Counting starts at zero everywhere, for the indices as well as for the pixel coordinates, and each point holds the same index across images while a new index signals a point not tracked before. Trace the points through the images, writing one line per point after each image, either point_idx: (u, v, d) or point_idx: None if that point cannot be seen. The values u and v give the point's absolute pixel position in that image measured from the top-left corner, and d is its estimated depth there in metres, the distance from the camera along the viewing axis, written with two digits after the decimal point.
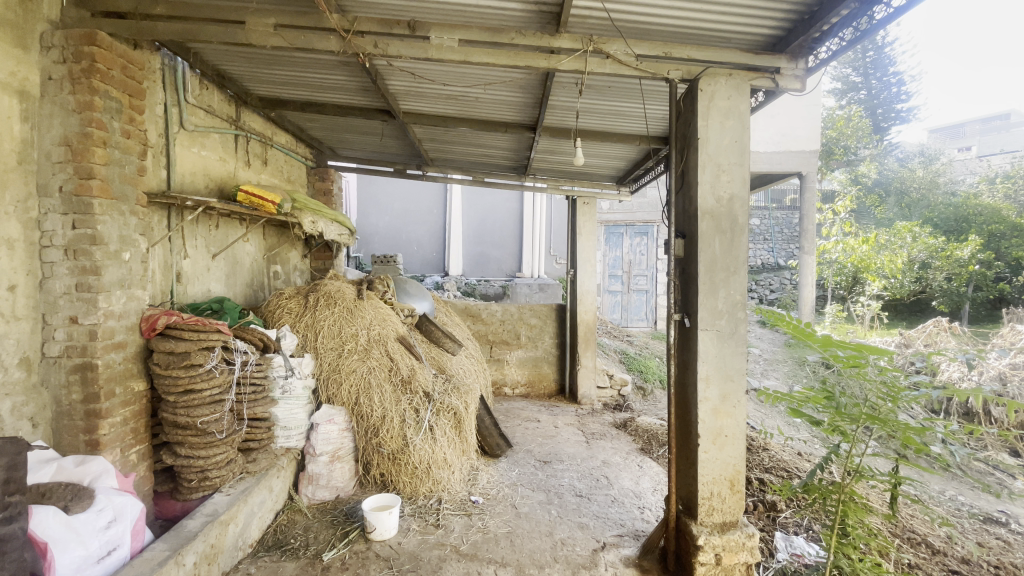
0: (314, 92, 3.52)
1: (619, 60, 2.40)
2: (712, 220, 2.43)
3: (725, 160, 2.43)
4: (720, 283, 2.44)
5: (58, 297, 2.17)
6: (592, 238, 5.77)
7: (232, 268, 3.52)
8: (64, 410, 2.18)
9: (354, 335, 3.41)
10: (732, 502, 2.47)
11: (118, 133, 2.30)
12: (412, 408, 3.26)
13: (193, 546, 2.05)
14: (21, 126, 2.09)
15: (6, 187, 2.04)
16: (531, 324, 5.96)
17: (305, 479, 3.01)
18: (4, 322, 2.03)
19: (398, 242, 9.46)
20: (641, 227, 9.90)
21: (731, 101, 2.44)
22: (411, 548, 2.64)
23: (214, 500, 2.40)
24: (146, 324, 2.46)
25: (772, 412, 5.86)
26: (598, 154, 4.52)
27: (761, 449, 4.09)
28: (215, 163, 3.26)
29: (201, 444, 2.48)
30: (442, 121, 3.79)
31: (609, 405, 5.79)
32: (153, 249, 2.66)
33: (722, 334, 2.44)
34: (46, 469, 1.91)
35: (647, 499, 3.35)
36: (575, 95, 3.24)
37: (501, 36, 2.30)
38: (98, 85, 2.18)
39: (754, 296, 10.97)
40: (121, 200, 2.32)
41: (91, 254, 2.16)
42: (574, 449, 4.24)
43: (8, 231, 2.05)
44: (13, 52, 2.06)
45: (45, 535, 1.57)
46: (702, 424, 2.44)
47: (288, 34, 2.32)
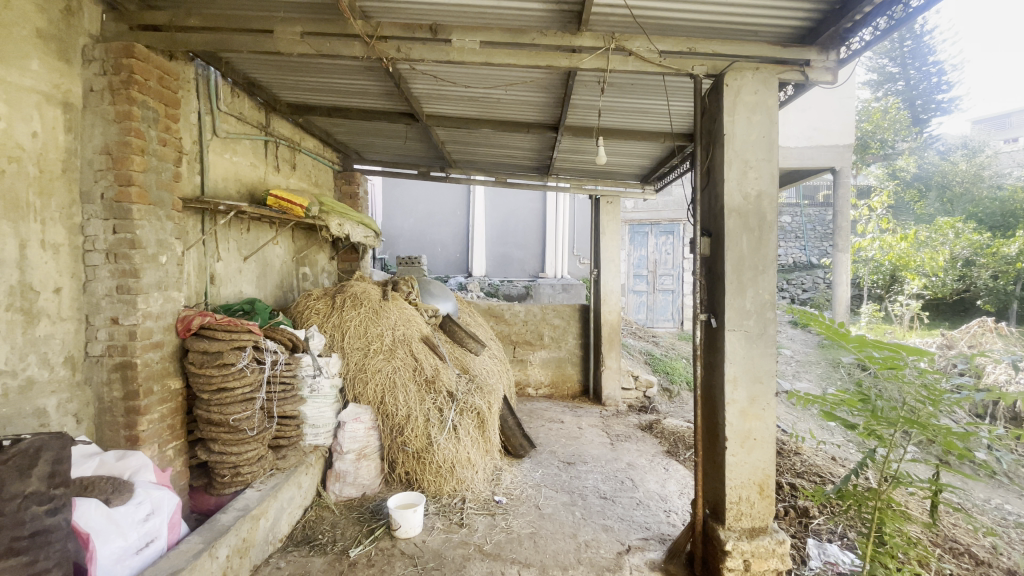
0: (339, 98, 3.59)
1: (641, 56, 2.37)
2: (740, 218, 2.38)
3: (752, 156, 2.38)
4: (747, 282, 2.38)
5: (100, 299, 2.28)
6: (616, 237, 5.70)
7: (263, 270, 3.63)
8: (107, 406, 2.29)
9: (379, 335, 3.46)
10: (761, 507, 2.41)
11: (154, 141, 2.41)
12: (436, 408, 3.29)
13: (225, 540, 2.12)
14: (65, 137, 2.19)
15: (52, 195, 2.14)
16: (554, 325, 5.94)
17: (333, 477, 3.08)
18: (51, 322, 2.13)
19: (422, 244, 9.57)
20: (666, 225, 9.74)
21: (758, 96, 2.39)
22: (435, 546, 2.67)
23: (245, 494, 2.48)
24: (182, 324, 2.55)
25: (805, 414, 5.67)
26: (621, 152, 4.48)
27: (793, 453, 3.96)
28: (247, 168, 3.36)
29: (233, 441, 2.56)
30: (465, 123, 3.80)
31: (634, 407, 5.72)
32: (188, 252, 2.76)
33: (750, 335, 2.39)
34: (89, 463, 2.02)
35: (673, 503, 3.29)
36: (597, 94, 3.22)
37: (523, 37, 2.30)
38: (136, 95, 2.28)
39: (786, 295, 10.65)
40: (158, 205, 2.42)
41: (130, 258, 2.26)
42: (597, 451, 4.20)
43: (54, 237, 2.15)
44: (57, 66, 2.15)
45: (88, 526, 1.67)
46: (730, 427, 2.38)
47: (314, 42, 2.37)
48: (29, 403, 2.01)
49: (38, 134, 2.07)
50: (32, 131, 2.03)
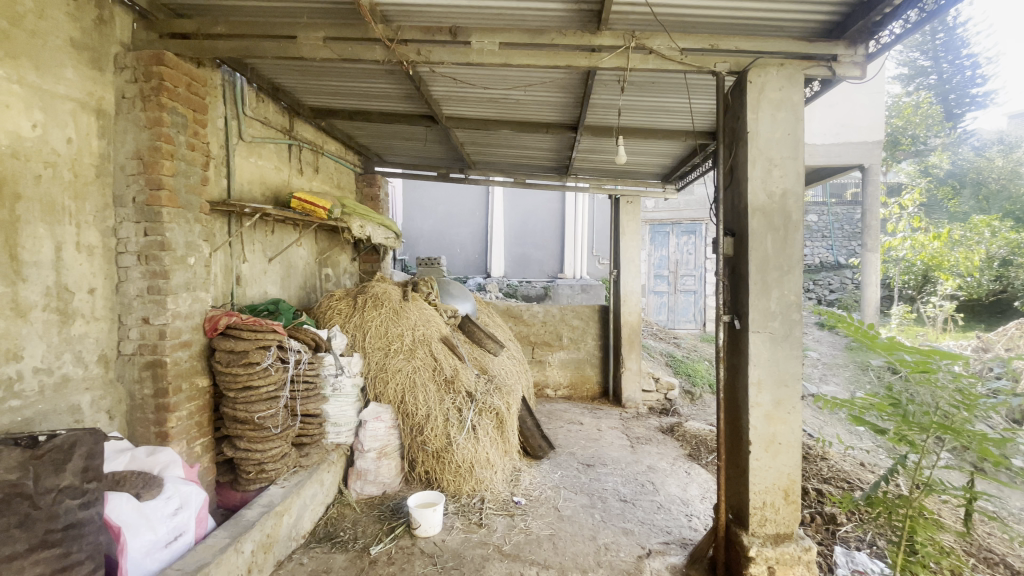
0: (361, 102, 3.64)
1: (662, 55, 2.34)
2: (764, 218, 2.33)
3: (777, 154, 2.33)
4: (772, 283, 2.33)
5: (132, 299, 2.35)
6: (636, 237, 5.64)
7: (288, 271, 3.70)
8: (138, 403, 2.37)
9: (399, 335, 3.50)
10: (786, 513, 2.36)
11: (183, 146, 2.48)
12: (455, 408, 3.30)
13: (250, 535, 2.17)
14: (99, 143, 2.27)
15: (86, 199, 2.21)
16: (574, 326, 5.91)
17: (354, 474, 3.12)
18: (85, 322, 2.20)
19: (442, 244, 9.63)
20: (688, 225, 9.60)
21: (783, 93, 2.34)
22: (454, 545, 2.68)
23: (270, 491, 2.54)
24: (209, 324, 2.62)
25: (832, 418, 5.51)
26: (641, 151, 4.43)
27: (819, 458, 3.86)
28: (271, 171, 3.43)
29: (258, 438, 2.62)
30: (484, 124, 3.81)
31: (655, 409, 5.64)
32: (215, 254, 2.83)
33: (775, 337, 2.34)
34: (120, 458, 2.09)
35: (695, 507, 3.24)
36: (617, 93, 3.19)
37: (541, 38, 2.30)
38: (166, 102, 2.36)
39: (812, 296, 10.38)
40: (186, 209, 2.50)
41: (160, 259, 2.34)
42: (617, 453, 4.16)
43: (88, 240, 2.22)
44: (92, 74, 2.23)
45: (118, 520, 1.73)
46: (754, 430, 2.33)
47: (336, 46, 2.40)
48: (64, 400, 2.09)
49: (73, 140, 2.14)
50: (67, 137, 2.11)
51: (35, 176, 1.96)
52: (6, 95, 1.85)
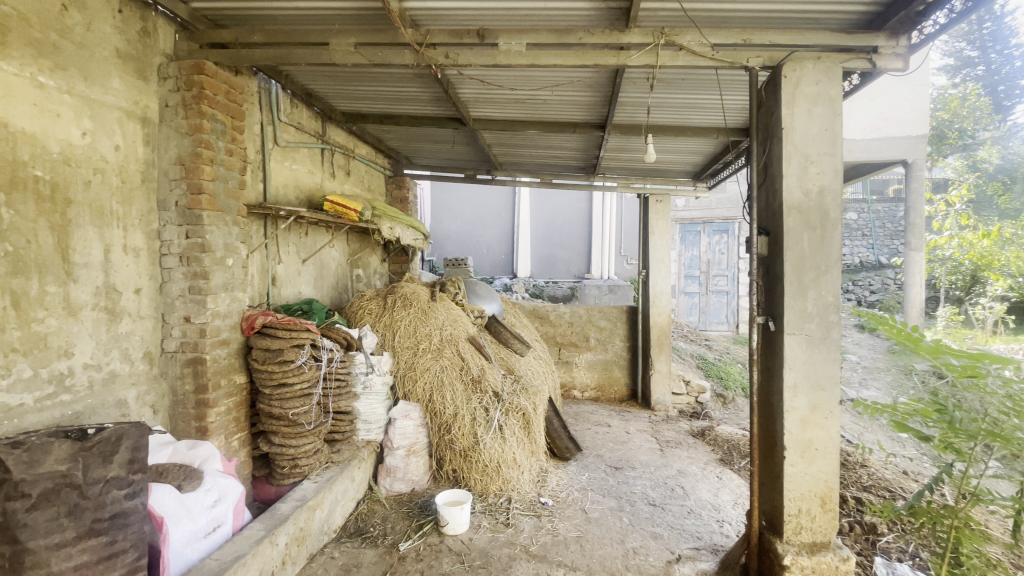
0: (390, 106, 3.71)
1: (692, 51, 2.30)
2: (800, 216, 2.26)
3: (814, 151, 2.26)
4: (809, 283, 2.26)
5: (174, 299, 2.46)
6: (665, 237, 5.54)
7: (320, 272, 3.79)
8: (180, 399, 2.47)
9: (427, 335, 3.54)
10: (824, 522, 2.29)
11: (222, 152, 2.58)
12: (482, 407, 3.32)
13: (284, 528, 2.24)
14: (144, 149, 2.37)
15: (132, 203, 2.32)
16: (601, 327, 5.87)
17: (384, 471, 3.18)
18: (131, 320, 2.31)
19: (469, 245, 9.70)
20: (720, 224, 9.37)
21: (820, 87, 2.26)
22: (481, 544, 2.70)
23: (303, 486, 2.61)
24: (247, 323, 2.72)
25: (872, 424, 5.29)
26: (671, 149, 4.36)
27: (859, 465, 3.71)
28: (305, 175, 3.53)
29: (292, 434, 2.70)
30: (511, 125, 3.83)
31: (685, 412, 5.54)
32: (252, 255, 2.93)
33: (812, 339, 2.26)
34: (163, 451, 2.19)
35: (727, 513, 3.16)
36: (647, 90, 3.15)
37: (569, 37, 2.30)
38: (206, 109, 2.45)
39: (851, 297, 9.99)
40: (225, 212, 2.60)
41: (201, 261, 2.43)
42: (646, 457, 4.10)
43: (134, 242, 2.33)
44: (137, 84, 2.33)
45: (161, 510, 1.81)
46: (789, 435, 2.26)
47: (367, 52, 2.45)
48: (112, 395, 2.19)
49: (120, 148, 2.25)
50: (115, 144, 2.21)
51: (85, 182, 2.07)
52: (59, 105, 1.95)
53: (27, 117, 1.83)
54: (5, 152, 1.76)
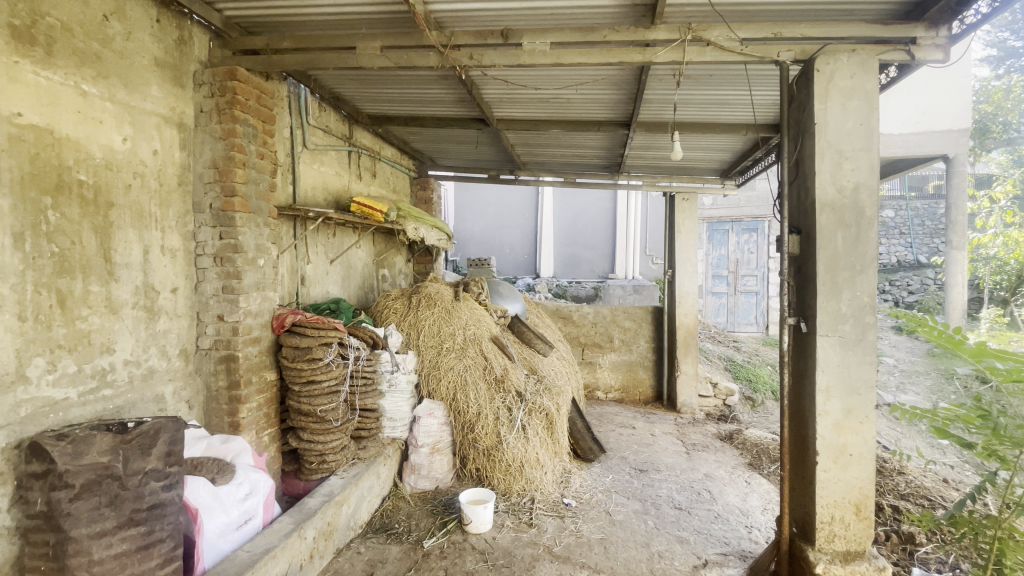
0: (415, 108, 3.75)
1: (720, 46, 2.25)
2: (833, 214, 2.19)
3: (848, 146, 2.20)
4: (843, 283, 2.19)
5: (209, 298, 2.54)
6: (692, 236, 5.44)
7: (347, 272, 3.86)
8: (214, 395, 2.55)
9: (451, 334, 3.57)
10: (858, 530, 2.21)
11: (254, 155, 2.66)
12: (505, 407, 3.32)
13: (312, 522, 2.29)
14: (181, 153, 2.46)
15: (170, 206, 2.41)
16: (625, 327, 5.81)
17: (408, 469, 3.23)
18: (168, 318, 2.39)
19: (492, 246, 9.73)
20: (749, 222, 9.14)
21: (855, 80, 2.19)
22: (504, 543, 2.70)
23: (330, 481, 2.66)
24: (277, 322, 2.79)
25: (910, 430, 5.08)
26: (698, 147, 4.28)
27: (896, 472, 3.57)
28: (332, 177, 3.61)
29: (320, 430, 2.76)
30: (535, 125, 3.82)
31: (712, 415, 5.43)
32: (282, 255, 3.01)
33: (846, 341, 2.19)
34: (198, 445, 2.26)
35: (756, 518, 3.08)
36: (673, 87, 3.10)
37: (594, 35, 2.29)
38: (238, 114, 2.53)
39: (887, 298, 9.62)
40: (257, 213, 2.67)
41: (234, 261, 2.51)
42: (672, 460, 4.03)
43: (172, 243, 2.42)
44: (174, 91, 2.42)
45: (196, 502, 1.88)
46: (821, 440, 2.19)
47: (393, 55, 2.49)
48: (149, 390, 2.28)
49: (158, 153, 2.33)
50: (153, 149, 2.30)
51: (126, 186, 2.16)
52: (101, 112, 2.04)
53: (71, 124, 1.92)
54: (51, 157, 1.84)
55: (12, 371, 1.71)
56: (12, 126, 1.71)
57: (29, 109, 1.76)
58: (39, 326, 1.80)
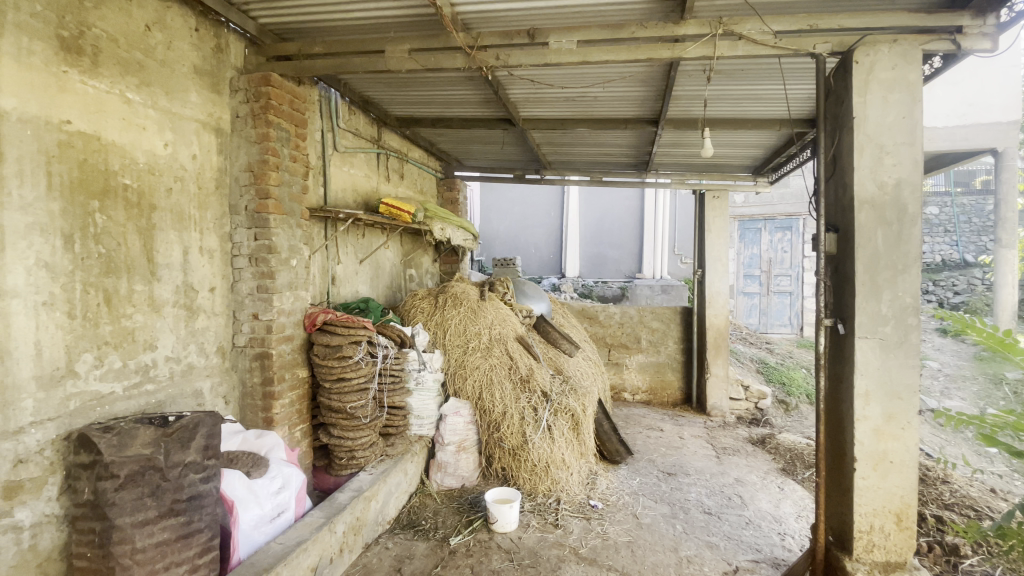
0: (441, 110, 3.79)
1: (752, 39, 2.19)
2: (873, 211, 2.11)
3: (889, 141, 2.11)
4: (883, 283, 2.11)
5: (244, 297, 2.62)
6: (723, 235, 5.31)
7: (376, 272, 3.93)
8: (249, 390, 2.63)
9: (477, 334, 3.58)
10: (899, 540, 2.13)
11: (287, 158, 2.74)
12: (530, 407, 3.31)
13: (342, 517, 2.34)
14: (218, 157, 2.55)
15: (208, 208, 2.49)
16: (653, 328, 5.73)
17: (435, 466, 3.26)
18: (207, 316, 2.49)
19: (517, 246, 9.73)
20: (783, 220, 8.89)
21: (896, 72, 2.10)
22: (530, 543, 2.70)
23: (359, 477, 2.72)
24: (309, 320, 2.86)
25: (956, 438, 4.84)
26: (729, 143, 4.18)
27: (940, 481, 3.41)
28: (362, 179, 3.67)
29: (349, 427, 2.82)
30: (561, 124, 3.80)
31: (743, 419, 5.30)
32: (313, 256, 3.09)
33: (887, 344, 2.11)
34: (234, 439, 2.34)
35: (789, 525, 2.99)
36: (703, 83, 3.04)
37: (621, 32, 2.26)
38: (272, 119, 2.61)
39: (931, 299, 9.19)
40: (290, 215, 2.75)
41: (268, 261, 2.58)
42: (701, 463, 3.96)
43: (209, 244, 2.50)
44: (212, 97, 2.51)
45: (232, 495, 1.95)
46: (860, 446, 2.11)
47: (420, 58, 2.52)
48: (189, 385, 2.37)
49: (197, 157, 2.42)
50: (192, 153, 2.39)
51: (167, 190, 2.25)
52: (144, 119, 2.13)
53: (117, 130, 2.01)
54: (99, 163, 1.94)
55: (62, 366, 1.80)
56: (62, 133, 1.80)
57: (77, 117, 1.85)
58: (87, 323, 1.89)
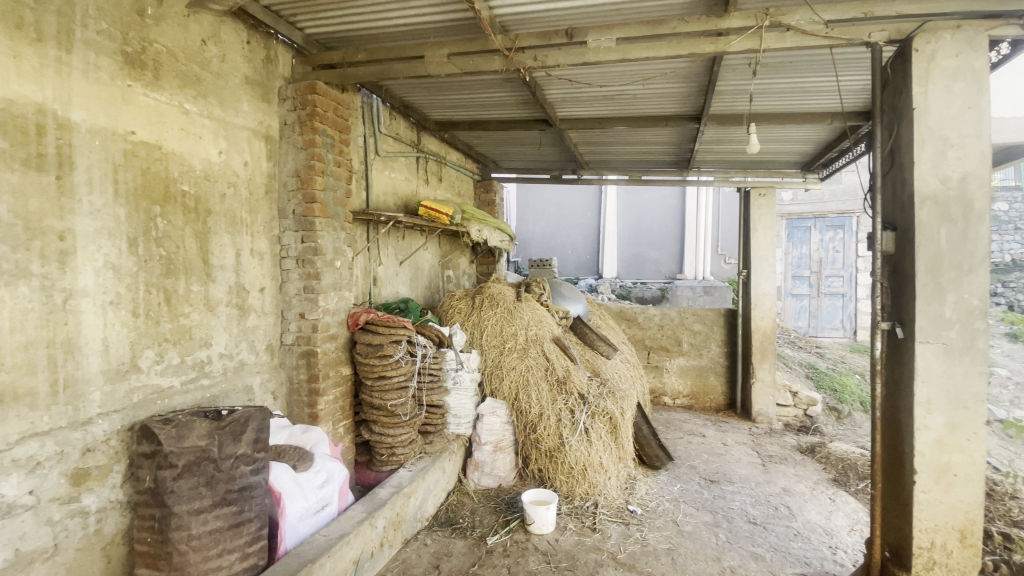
0: (479, 113, 3.83)
1: (801, 30, 2.09)
2: (936, 208, 1.98)
3: (954, 133, 1.97)
4: (948, 285, 1.97)
5: (292, 297, 2.73)
6: (770, 234, 5.10)
7: (415, 273, 4.01)
8: (295, 387, 2.74)
9: (513, 334, 3.60)
10: (963, 559, 1.98)
11: (331, 163, 2.83)
12: (567, 409, 3.29)
13: (383, 512, 2.40)
14: (267, 164, 2.66)
15: (258, 212, 2.61)
16: (695, 331, 5.57)
17: (472, 465, 3.29)
18: (257, 315, 2.60)
19: (554, 247, 9.70)
20: (835, 218, 8.49)
21: (960, 60, 1.97)
22: (567, 546, 2.68)
23: (399, 473, 2.78)
24: (352, 319, 2.95)
25: None
26: (776, 138, 4.02)
27: (1011, 497, 3.15)
28: (402, 182, 3.76)
29: (390, 424, 2.89)
30: (598, 123, 3.76)
31: (791, 426, 5.08)
32: (356, 257, 3.18)
33: (951, 349, 1.97)
34: (282, 434, 2.44)
35: (842, 539, 2.85)
36: (748, 77, 2.94)
37: (661, 28, 2.22)
38: (318, 125, 2.71)
39: (1001, 302, 8.53)
40: (334, 218, 2.84)
41: (314, 263, 2.68)
42: (746, 471, 3.82)
43: (260, 246, 2.62)
44: (262, 106, 2.63)
45: (280, 486, 2.04)
46: (920, 457, 1.99)
47: (458, 61, 2.54)
48: (240, 380, 2.49)
49: (248, 163, 2.54)
50: (244, 160, 2.51)
51: (221, 195, 2.37)
52: (200, 128, 2.26)
53: (176, 140, 2.13)
54: (160, 170, 2.06)
55: (127, 361, 1.93)
56: (127, 143, 1.93)
57: (140, 127, 1.98)
58: (149, 321, 2.02)
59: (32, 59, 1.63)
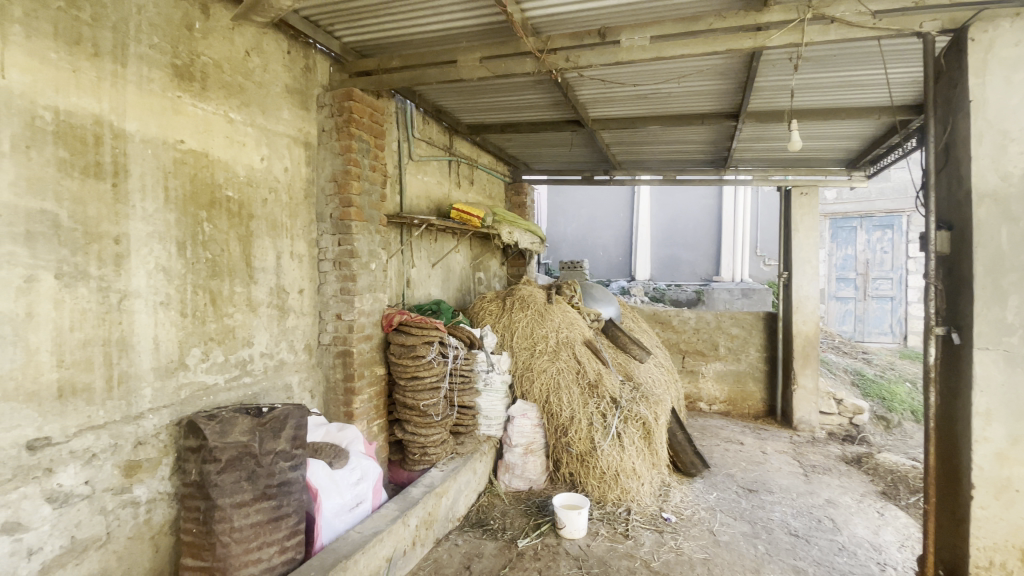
0: (510, 115, 3.84)
1: (846, 22, 2.01)
2: (996, 206, 1.86)
3: (1016, 126, 1.84)
4: (1011, 287, 1.84)
5: (329, 298, 2.80)
6: (812, 235, 4.91)
7: (447, 275, 4.05)
8: (332, 386, 2.81)
9: (544, 336, 3.58)
10: None
11: (367, 168, 2.90)
12: (599, 413, 3.25)
13: (415, 511, 2.43)
14: (306, 169, 2.75)
15: (298, 216, 2.70)
16: (732, 335, 5.41)
17: (503, 467, 3.29)
18: (296, 316, 2.69)
19: (585, 248, 9.63)
20: (882, 218, 8.09)
21: (1022, 48, 1.84)
22: (599, 552, 2.65)
23: (431, 473, 2.81)
24: (386, 321, 3.01)
25: None
26: (818, 135, 3.87)
27: None
28: (435, 186, 3.81)
29: (423, 424, 2.93)
30: (631, 122, 3.71)
31: (836, 435, 4.86)
32: (390, 259, 3.24)
33: (1014, 357, 1.84)
34: (319, 431, 2.51)
35: (891, 555, 2.70)
36: (790, 71, 2.84)
37: (697, 24, 2.18)
38: (354, 131, 2.78)
39: None
40: (369, 222, 2.91)
41: (350, 265, 2.75)
42: (787, 481, 3.68)
43: (299, 249, 2.71)
44: (302, 113, 2.71)
45: (316, 483, 2.10)
46: (977, 471, 1.86)
47: (490, 64, 2.56)
48: (280, 379, 2.58)
49: (289, 169, 2.63)
50: (284, 166, 2.60)
51: (263, 200, 2.46)
52: (244, 136, 2.35)
53: (221, 147, 2.23)
54: (206, 176, 2.16)
55: (175, 359, 2.03)
56: (177, 152, 2.04)
57: (189, 136, 2.08)
58: (196, 321, 2.11)
59: (90, 73, 1.74)
